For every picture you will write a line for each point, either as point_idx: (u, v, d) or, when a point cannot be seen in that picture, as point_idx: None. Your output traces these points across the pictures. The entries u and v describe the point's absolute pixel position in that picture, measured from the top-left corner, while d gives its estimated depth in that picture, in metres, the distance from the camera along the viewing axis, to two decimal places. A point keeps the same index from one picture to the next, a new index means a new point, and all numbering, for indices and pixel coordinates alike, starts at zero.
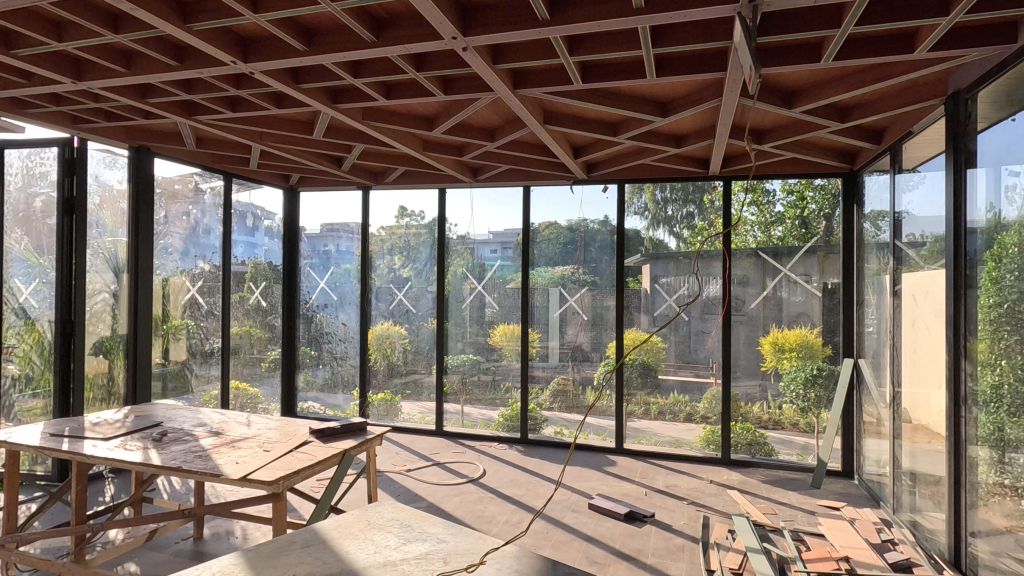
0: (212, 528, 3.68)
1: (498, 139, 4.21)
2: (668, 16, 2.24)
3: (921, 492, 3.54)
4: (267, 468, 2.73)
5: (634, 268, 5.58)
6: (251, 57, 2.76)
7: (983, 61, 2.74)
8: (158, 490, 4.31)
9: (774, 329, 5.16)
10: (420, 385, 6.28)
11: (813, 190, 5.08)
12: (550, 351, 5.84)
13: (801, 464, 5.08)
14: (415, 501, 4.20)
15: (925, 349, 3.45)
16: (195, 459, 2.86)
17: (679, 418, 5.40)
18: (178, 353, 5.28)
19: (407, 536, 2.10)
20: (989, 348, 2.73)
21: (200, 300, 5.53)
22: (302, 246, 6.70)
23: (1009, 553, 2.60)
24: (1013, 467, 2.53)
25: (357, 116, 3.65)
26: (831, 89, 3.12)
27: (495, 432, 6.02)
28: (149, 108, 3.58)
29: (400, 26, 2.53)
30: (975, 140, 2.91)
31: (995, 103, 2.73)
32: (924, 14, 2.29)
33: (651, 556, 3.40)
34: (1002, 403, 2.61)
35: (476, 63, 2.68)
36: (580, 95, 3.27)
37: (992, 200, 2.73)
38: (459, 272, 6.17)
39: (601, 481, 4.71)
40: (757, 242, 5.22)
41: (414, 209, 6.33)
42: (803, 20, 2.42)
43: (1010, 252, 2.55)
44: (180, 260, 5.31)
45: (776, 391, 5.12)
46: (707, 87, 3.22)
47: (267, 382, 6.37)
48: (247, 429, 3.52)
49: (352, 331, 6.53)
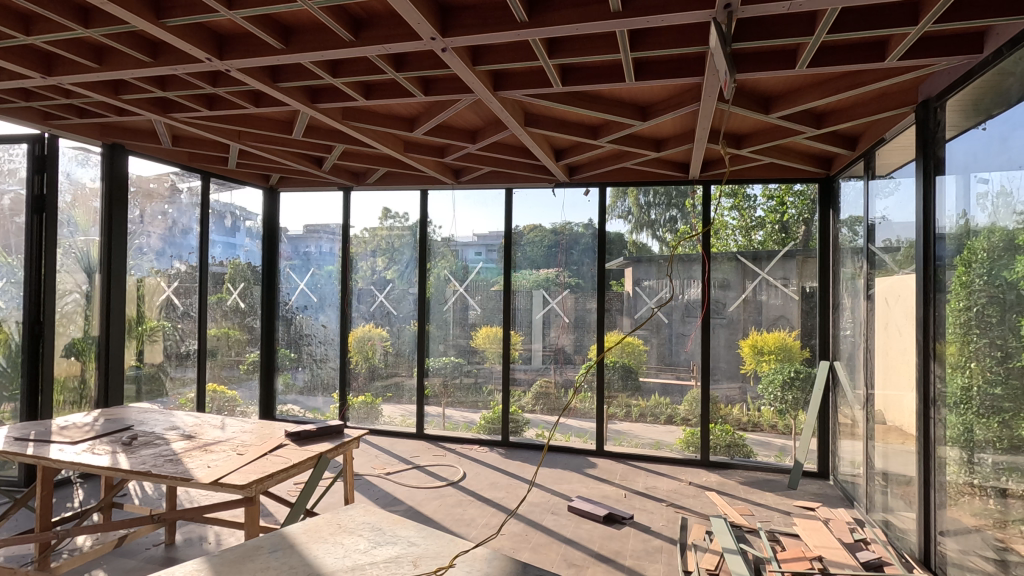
0: (185, 534, 3.60)
1: (479, 141, 4.20)
2: (646, 20, 2.25)
3: (893, 492, 3.60)
4: (239, 471, 2.69)
5: (616, 271, 5.61)
6: (226, 54, 2.72)
7: (951, 71, 2.81)
8: (129, 495, 4.22)
9: (753, 332, 5.23)
10: (401, 388, 6.23)
11: (793, 195, 5.17)
12: (533, 353, 5.83)
13: (778, 465, 5.13)
14: (394, 504, 4.16)
15: (897, 353, 3.52)
16: (165, 463, 2.80)
17: (659, 420, 5.44)
18: (154, 355, 5.19)
19: (377, 540, 2.07)
20: (958, 351, 2.79)
21: (176, 300, 5.44)
22: (283, 246, 6.62)
23: (977, 552, 2.65)
24: (981, 468, 2.58)
25: (337, 116, 3.62)
26: (807, 95, 3.17)
27: (476, 435, 6.00)
28: (122, 104, 3.50)
29: (379, 26, 2.52)
30: (944, 148, 2.98)
31: (964, 112, 2.80)
32: (896, 22, 2.34)
33: (629, 557, 3.41)
34: (972, 405, 2.67)
35: (456, 63, 2.68)
36: (560, 97, 3.28)
37: (962, 206, 2.79)
38: (442, 275, 6.15)
39: (581, 483, 4.71)
40: (738, 246, 5.28)
41: (398, 210, 6.29)
42: (778, 26, 2.45)
43: (979, 258, 2.61)
44: (155, 260, 5.20)
45: (755, 393, 5.18)
46: (686, 91, 3.25)
47: (245, 385, 6.28)
48: (221, 432, 3.46)
49: (332, 333, 6.45)
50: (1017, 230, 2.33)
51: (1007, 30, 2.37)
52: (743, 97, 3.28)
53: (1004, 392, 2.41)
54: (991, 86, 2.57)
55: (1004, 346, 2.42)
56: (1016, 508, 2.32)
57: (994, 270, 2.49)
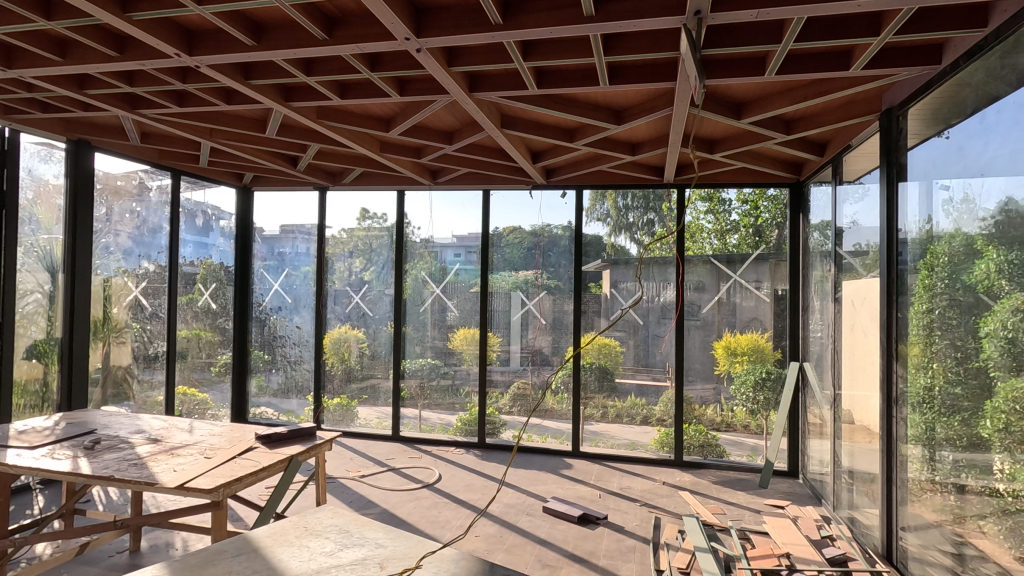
0: (151, 540, 3.51)
1: (456, 142, 4.20)
2: (618, 25, 2.28)
3: (858, 489, 3.70)
4: (206, 476, 2.63)
5: (594, 273, 5.64)
6: (196, 50, 2.67)
7: (912, 81, 2.91)
8: (92, 501, 4.10)
9: (727, 334, 5.31)
10: (377, 391, 6.18)
11: (766, 200, 5.28)
12: (511, 355, 5.83)
13: (750, 464, 5.23)
14: (367, 507, 4.11)
15: (863, 353, 3.62)
16: (130, 467, 2.73)
17: (635, 420, 5.49)
18: (121, 357, 5.07)
19: (345, 541, 2.06)
20: (921, 352, 2.87)
21: (144, 301, 5.32)
22: (257, 246, 6.52)
23: (937, 547, 2.74)
24: (941, 465, 2.66)
25: (311, 115, 3.59)
26: (776, 102, 3.25)
27: (453, 436, 5.98)
28: (88, 99, 3.43)
29: (353, 25, 2.50)
30: (906, 156, 3.08)
31: (924, 120, 2.90)
32: (859, 32, 2.41)
33: (603, 557, 3.43)
34: (934, 405, 2.74)
35: (431, 64, 2.67)
36: (536, 100, 3.30)
37: (926, 212, 2.87)
38: (419, 277, 6.12)
39: (556, 484, 4.74)
40: (712, 250, 5.37)
41: (376, 211, 6.24)
42: (747, 34, 2.51)
43: (940, 261, 2.70)
44: (122, 259, 5.08)
45: (728, 394, 5.27)
46: (659, 96, 3.30)
47: (216, 387, 6.16)
48: (189, 436, 3.39)
49: (307, 334, 6.38)
50: (977, 235, 2.41)
51: (963, 43, 2.46)
52: (714, 102, 3.34)
53: (963, 391, 2.48)
54: (949, 96, 2.66)
55: (964, 347, 2.49)
56: (974, 504, 2.40)
57: (956, 274, 2.56)
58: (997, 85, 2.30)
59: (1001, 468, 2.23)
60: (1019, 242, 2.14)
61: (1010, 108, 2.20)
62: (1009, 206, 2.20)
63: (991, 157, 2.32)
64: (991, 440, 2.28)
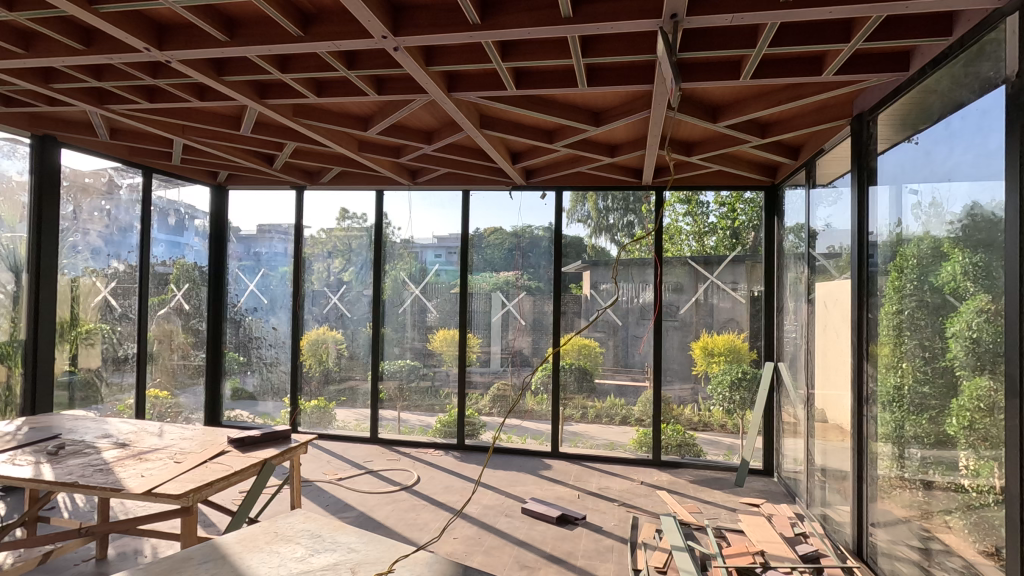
0: (119, 548, 3.41)
1: (435, 142, 4.17)
2: (596, 26, 2.28)
3: (831, 486, 3.77)
4: (175, 481, 2.57)
5: (574, 274, 5.66)
6: (167, 44, 2.61)
7: (881, 87, 2.98)
8: (57, 508, 3.97)
9: (704, 334, 5.38)
10: (355, 392, 6.11)
11: (743, 202, 5.35)
12: (491, 356, 5.82)
13: (726, 463, 5.29)
14: (344, 511, 4.06)
15: (835, 353, 3.70)
16: (95, 473, 2.65)
17: (615, 421, 5.52)
18: (90, 359, 4.94)
19: (316, 546, 2.02)
20: (891, 352, 2.93)
21: (114, 302, 5.19)
22: (232, 246, 6.39)
23: (906, 542, 2.80)
24: (910, 462, 2.72)
25: (287, 112, 3.53)
26: (751, 106, 3.30)
27: (432, 438, 5.95)
28: (54, 93, 3.32)
29: (329, 22, 2.47)
30: (876, 160, 3.16)
31: (893, 126, 2.97)
32: (831, 38, 2.46)
33: (581, 557, 3.44)
34: (903, 404, 2.79)
35: (409, 63, 2.65)
36: (515, 100, 3.30)
37: (895, 215, 2.93)
38: (399, 277, 6.07)
39: (535, 485, 4.75)
40: (691, 251, 5.42)
41: (356, 211, 6.18)
42: (723, 37, 2.54)
43: (910, 263, 2.76)
44: (90, 259, 4.94)
45: (706, 394, 5.33)
46: (638, 98, 3.32)
47: (189, 390, 6.04)
48: (159, 440, 3.30)
49: (283, 335, 6.28)
50: (944, 239, 2.47)
51: (929, 51, 2.53)
52: (691, 105, 3.38)
53: (931, 390, 2.54)
54: (917, 102, 2.72)
55: (931, 347, 2.55)
56: (941, 499, 2.46)
57: (924, 275, 2.62)
58: (961, 92, 2.37)
59: (966, 464, 2.29)
60: (983, 245, 2.20)
61: (973, 115, 2.27)
62: (975, 210, 2.26)
63: (956, 162, 2.39)
64: (957, 437, 2.34)
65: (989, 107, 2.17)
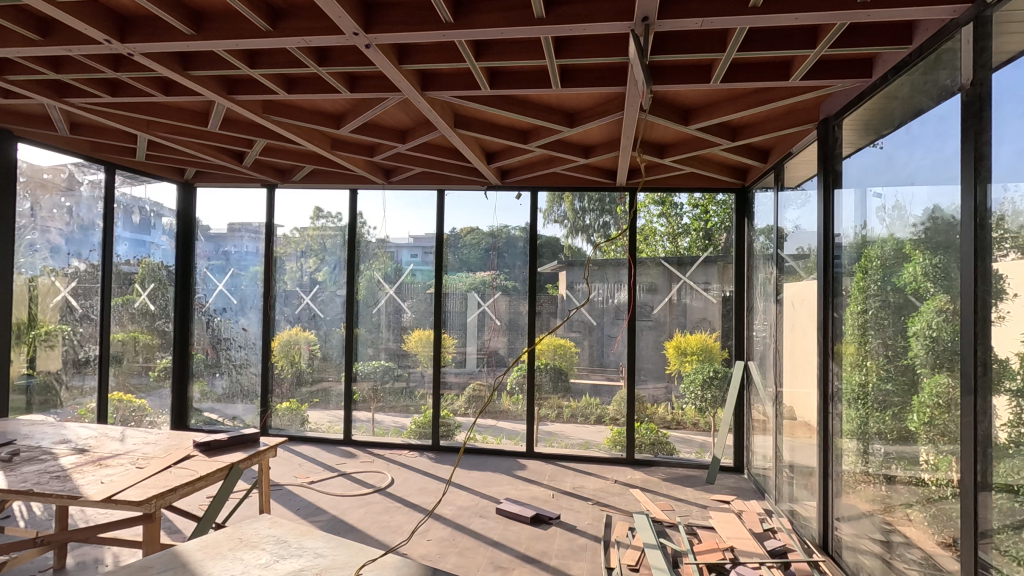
0: (78, 557, 3.29)
1: (410, 141, 4.13)
2: (569, 28, 2.29)
3: (798, 483, 3.86)
4: (137, 487, 2.49)
5: (550, 274, 5.68)
6: (129, 37, 2.52)
7: (846, 93, 3.07)
8: (12, 517, 3.81)
9: (677, 333, 5.45)
10: (329, 394, 6.02)
11: (716, 204, 5.45)
12: (467, 356, 5.80)
13: (698, 461, 5.38)
14: (315, 514, 3.99)
15: (802, 352, 3.79)
16: (51, 480, 2.56)
17: (589, 420, 5.55)
18: (50, 362, 4.76)
19: (281, 552, 1.98)
20: (856, 351, 3.01)
21: (74, 302, 5.01)
22: (200, 245, 6.24)
23: (869, 535, 2.88)
24: (874, 457, 2.79)
25: (256, 109, 3.45)
26: (722, 109, 3.35)
27: (407, 439, 5.90)
28: (8, 84, 3.19)
29: (298, 17, 2.42)
30: (841, 164, 3.25)
31: (857, 131, 3.05)
32: (798, 44, 2.52)
33: (554, 557, 3.45)
34: (867, 401, 2.87)
35: (382, 61, 2.62)
36: (489, 100, 3.29)
37: (860, 217, 3.01)
38: (374, 277, 6.00)
39: (511, 485, 4.74)
40: (665, 252, 5.49)
41: (330, 210, 6.08)
42: (694, 41, 2.58)
43: (874, 264, 2.84)
44: (50, 257, 4.76)
45: (679, 392, 5.40)
46: (611, 100, 3.35)
47: (155, 393, 5.89)
48: (120, 445, 3.20)
49: (253, 336, 6.15)
50: (907, 241, 2.55)
51: (891, 58, 2.61)
52: (663, 108, 3.41)
53: (893, 387, 2.62)
54: (879, 109, 2.81)
55: (894, 346, 2.62)
56: (902, 493, 2.54)
57: (887, 276, 2.70)
58: (921, 99, 2.45)
59: (926, 459, 2.36)
60: (941, 247, 2.28)
61: (932, 121, 2.35)
62: (935, 213, 2.33)
63: (917, 167, 2.46)
64: (917, 433, 2.42)
65: (947, 114, 2.24)
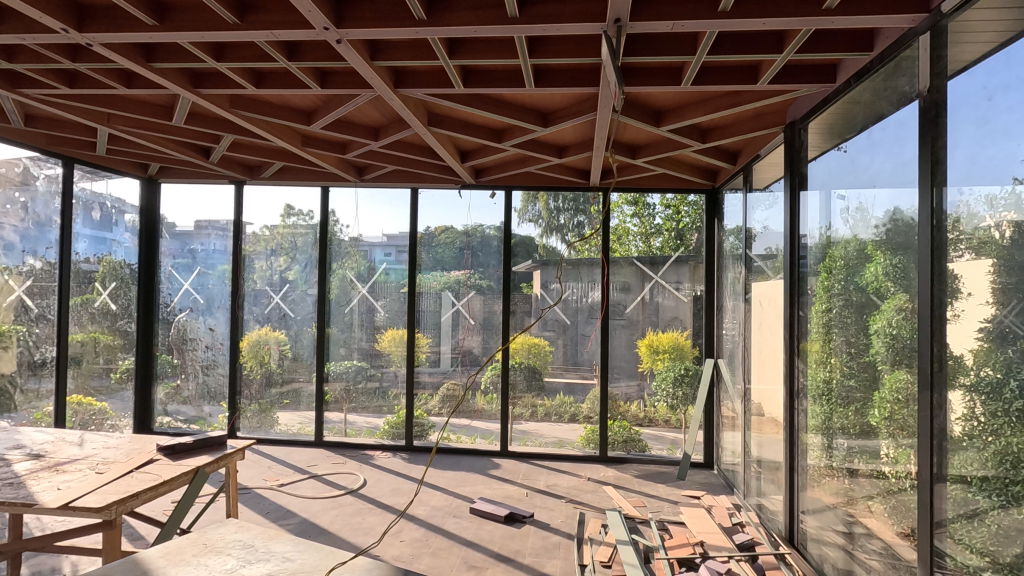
0: (33, 567, 3.16)
1: (382, 138, 4.09)
2: (542, 27, 2.30)
3: (766, 477, 3.95)
4: (96, 493, 2.40)
5: (524, 274, 5.70)
6: (88, 27, 2.43)
7: (812, 97, 3.15)
8: None
9: (649, 332, 5.52)
10: (299, 394, 5.92)
11: (687, 205, 5.53)
12: (441, 356, 5.76)
13: (670, 457, 5.46)
14: (285, 518, 3.92)
15: (770, 350, 3.88)
16: (3, 487, 2.45)
17: (563, 419, 5.58)
18: (4, 364, 4.57)
19: (248, 557, 1.94)
20: (820, 348, 3.10)
21: (29, 302, 4.81)
22: (165, 242, 6.06)
23: (832, 527, 2.97)
24: (837, 451, 2.88)
25: (223, 103, 3.36)
26: (692, 111, 3.41)
27: (379, 440, 5.84)
28: None
29: (266, 11, 2.37)
30: (807, 166, 3.33)
31: (822, 135, 3.14)
32: (765, 48, 2.58)
33: (528, 555, 3.46)
34: (831, 397, 2.95)
35: (353, 57, 2.59)
36: (462, 98, 3.28)
37: (825, 219, 3.10)
38: (346, 277, 5.92)
39: (485, 484, 4.74)
40: (637, 251, 5.55)
41: (301, 208, 5.97)
42: (665, 44, 2.61)
43: (838, 264, 2.92)
44: (3, 255, 4.56)
45: (651, 390, 5.47)
46: (584, 100, 3.37)
47: (117, 395, 5.70)
48: (79, 450, 3.08)
49: (221, 337, 6.00)
50: (869, 241, 2.63)
51: (854, 64, 2.69)
52: (635, 110, 3.45)
53: (856, 384, 2.70)
54: (842, 113, 2.90)
55: (856, 343, 2.70)
56: (864, 486, 2.62)
57: (851, 276, 2.78)
58: (881, 104, 2.53)
59: (886, 452, 2.44)
60: (901, 248, 2.36)
61: (892, 126, 2.43)
62: (895, 215, 2.40)
63: (878, 170, 2.55)
64: (878, 427, 2.50)
65: (906, 119, 2.32)
